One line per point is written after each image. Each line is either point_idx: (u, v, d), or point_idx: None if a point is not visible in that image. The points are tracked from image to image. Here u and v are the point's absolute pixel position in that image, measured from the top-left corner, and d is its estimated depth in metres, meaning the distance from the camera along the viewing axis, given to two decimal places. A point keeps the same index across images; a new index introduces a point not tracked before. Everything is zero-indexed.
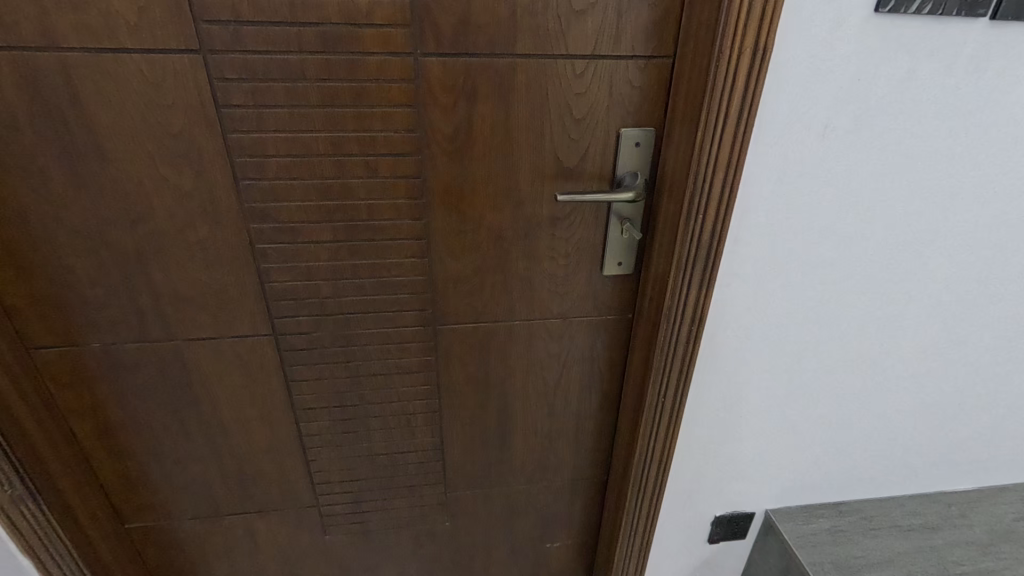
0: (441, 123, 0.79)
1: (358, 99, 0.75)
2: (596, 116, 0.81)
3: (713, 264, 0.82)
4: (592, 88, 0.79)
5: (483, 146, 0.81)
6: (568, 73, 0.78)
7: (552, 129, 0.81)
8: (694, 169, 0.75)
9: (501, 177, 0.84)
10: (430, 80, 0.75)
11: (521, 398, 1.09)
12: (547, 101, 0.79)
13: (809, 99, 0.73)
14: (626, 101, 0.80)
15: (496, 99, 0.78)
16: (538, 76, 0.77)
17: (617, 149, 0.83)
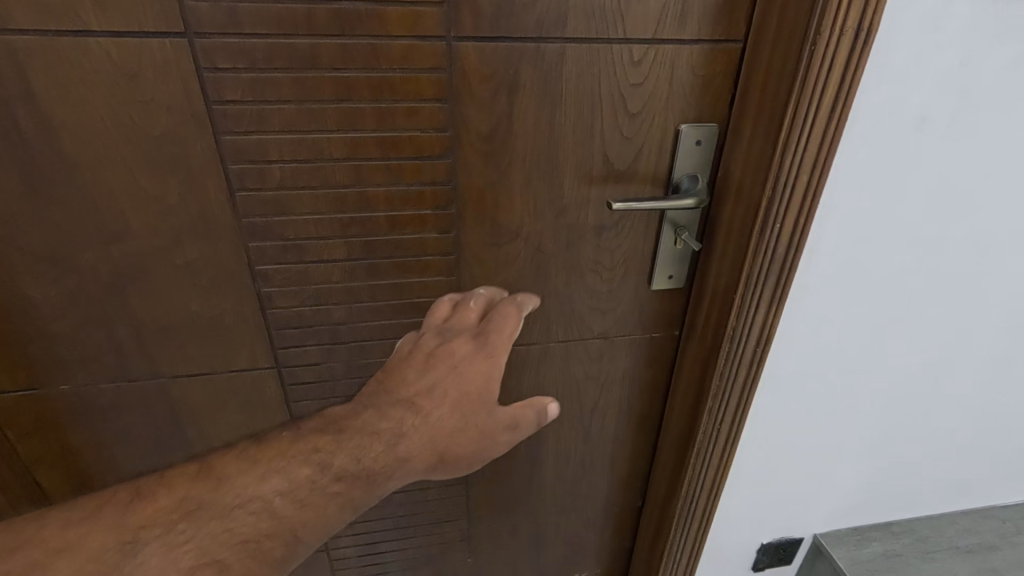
0: (477, 121, 0.67)
1: (379, 93, 0.63)
2: (653, 111, 0.70)
3: (785, 280, 0.73)
4: (651, 78, 0.68)
5: (524, 147, 0.70)
6: (625, 61, 0.66)
7: (603, 126, 0.70)
8: (774, 173, 0.65)
9: (542, 183, 0.73)
10: (465, 70, 0.64)
11: (554, 424, 0.98)
12: (598, 94, 0.68)
13: (909, 89, 0.64)
14: (688, 93, 0.69)
15: (540, 91, 0.66)
16: (590, 64, 0.66)
17: (673, 149, 0.73)
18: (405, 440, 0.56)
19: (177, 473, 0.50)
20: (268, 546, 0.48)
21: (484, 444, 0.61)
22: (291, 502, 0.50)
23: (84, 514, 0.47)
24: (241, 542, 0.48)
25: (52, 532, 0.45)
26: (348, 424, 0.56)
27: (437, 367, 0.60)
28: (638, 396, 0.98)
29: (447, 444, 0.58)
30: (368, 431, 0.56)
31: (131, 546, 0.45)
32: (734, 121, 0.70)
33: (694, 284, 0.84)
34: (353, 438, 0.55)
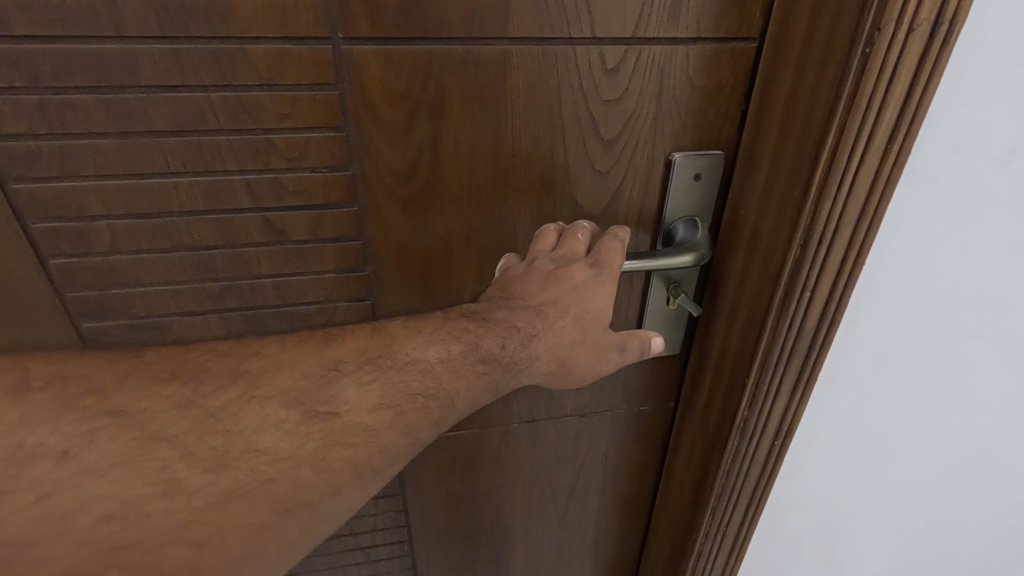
0: (389, 155, 0.48)
1: (240, 120, 0.44)
2: (636, 136, 0.51)
3: (815, 363, 0.53)
4: (631, 92, 0.49)
5: (458, 188, 0.51)
6: (596, 69, 0.47)
7: (567, 158, 0.51)
8: (803, 226, 0.45)
9: (488, 233, 0.54)
10: (364, 85, 0.44)
11: (525, 511, 0.80)
12: (559, 115, 0.49)
13: (1004, 105, 0.44)
14: (682, 111, 0.51)
15: (476, 113, 0.47)
16: (545, 74, 0.47)
17: (664, 185, 0.54)
18: (538, 340, 0.50)
19: (407, 329, 0.48)
20: (433, 406, 0.45)
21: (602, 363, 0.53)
22: (455, 364, 0.47)
23: (279, 353, 0.44)
24: (403, 398, 0.44)
25: (251, 370, 0.43)
26: (494, 313, 0.49)
27: (559, 285, 0.51)
28: (626, 476, 0.79)
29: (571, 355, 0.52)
30: (503, 325, 0.49)
31: (330, 377, 0.43)
32: (748, 149, 0.51)
33: (696, 350, 0.65)
34: (497, 319, 0.49)
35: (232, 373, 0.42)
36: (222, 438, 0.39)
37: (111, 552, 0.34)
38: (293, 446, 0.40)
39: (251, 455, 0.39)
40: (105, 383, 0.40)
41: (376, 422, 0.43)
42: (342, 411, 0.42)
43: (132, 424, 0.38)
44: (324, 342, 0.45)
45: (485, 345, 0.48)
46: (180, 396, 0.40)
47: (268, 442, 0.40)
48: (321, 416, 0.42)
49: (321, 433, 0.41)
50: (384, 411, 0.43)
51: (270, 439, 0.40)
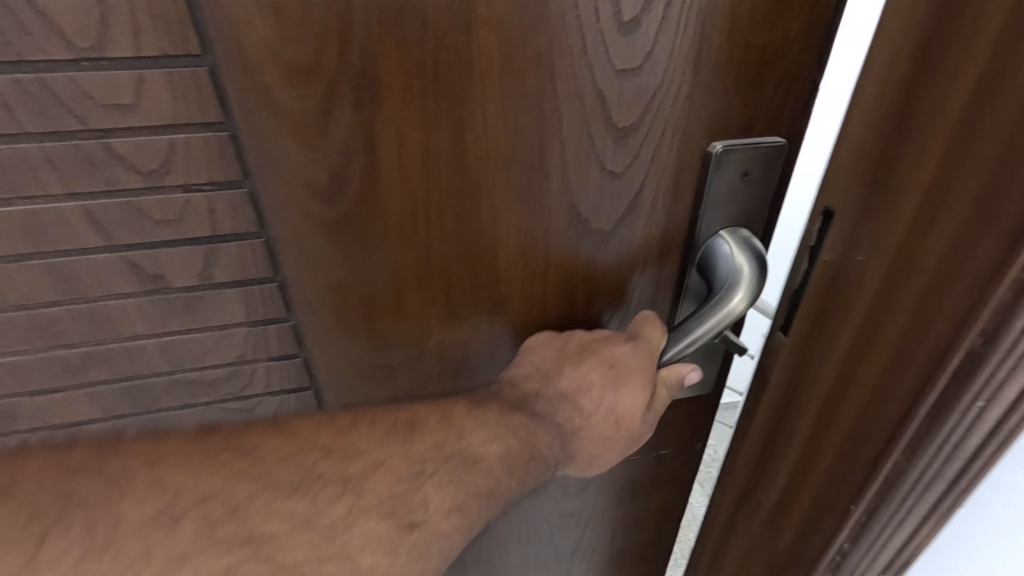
0: (297, 161, 0.32)
1: (54, 118, 0.28)
2: (660, 123, 0.36)
3: (965, 490, 0.35)
4: (655, 55, 0.33)
5: (411, 206, 0.35)
6: (607, 21, 0.31)
7: (563, 157, 0.36)
8: (994, 309, 0.28)
9: (454, 264, 0.39)
10: (247, 52, 0.28)
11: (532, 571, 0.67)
12: (551, 94, 0.33)
13: None
14: (728, 85, 0.35)
15: (424, 95, 0.31)
16: (528, 31, 0.31)
17: (698, 188, 0.39)
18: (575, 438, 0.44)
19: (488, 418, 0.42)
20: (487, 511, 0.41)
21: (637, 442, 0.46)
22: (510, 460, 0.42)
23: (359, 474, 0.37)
24: (468, 503, 0.40)
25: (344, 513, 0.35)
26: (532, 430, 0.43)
27: (589, 373, 0.43)
28: (646, 524, 0.67)
29: (595, 444, 0.45)
30: None
31: (417, 479, 0.38)
32: (873, 174, 0.30)
33: (743, 450, 0.45)
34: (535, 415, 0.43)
35: (343, 478, 0.36)
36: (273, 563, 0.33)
37: None
38: (391, 561, 0.36)
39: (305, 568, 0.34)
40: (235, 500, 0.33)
41: (446, 527, 0.39)
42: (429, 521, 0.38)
43: (258, 557, 0.32)
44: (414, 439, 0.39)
45: (532, 439, 0.43)
46: (300, 516, 0.34)
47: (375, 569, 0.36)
48: (409, 526, 0.37)
49: (407, 549, 0.37)
50: (457, 513, 0.40)
51: (370, 556, 0.36)
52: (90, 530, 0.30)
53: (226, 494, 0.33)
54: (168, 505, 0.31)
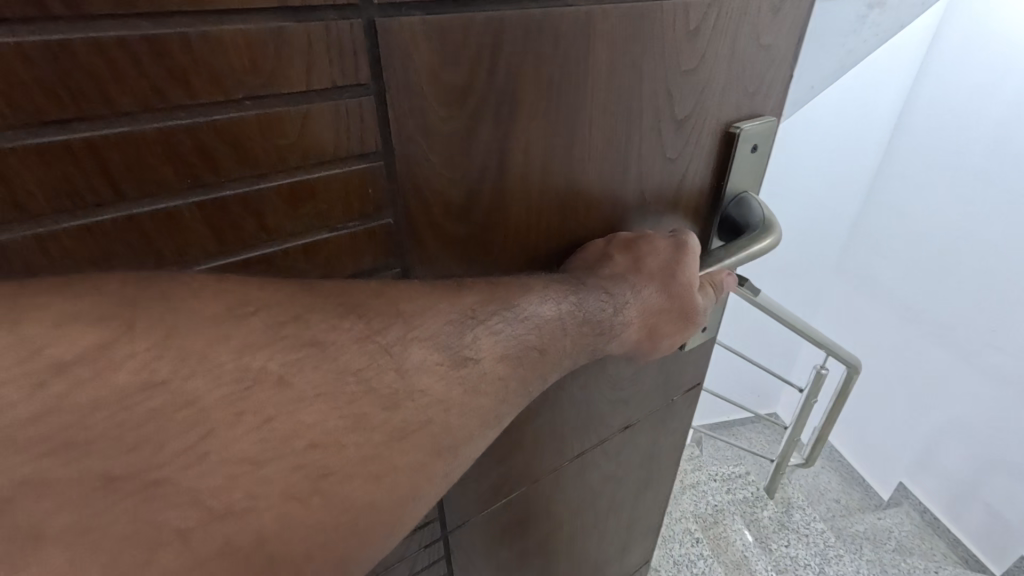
0: (439, 184, 0.35)
1: (212, 170, 0.27)
2: (707, 112, 0.42)
3: None
4: (709, 55, 0.40)
5: (518, 210, 0.39)
6: (683, 33, 0.38)
7: (640, 148, 0.41)
8: None
9: (551, 253, 0.43)
10: (408, 75, 0.30)
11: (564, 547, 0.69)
12: (637, 98, 0.39)
13: None
14: (751, 75, 0.43)
15: (550, 108, 0.36)
16: (628, 43, 0.36)
17: (722, 161, 0.46)
18: (633, 299, 0.41)
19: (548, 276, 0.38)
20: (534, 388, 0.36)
21: (686, 331, 0.45)
22: (574, 314, 0.38)
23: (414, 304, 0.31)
24: (521, 352, 0.34)
25: (395, 339, 0.29)
26: (595, 313, 0.39)
27: (645, 255, 0.42)
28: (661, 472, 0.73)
29: (650, 320, 0.43)
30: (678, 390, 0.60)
31: (464, 325, 0.32)
32: None
33: None
34: (591, 279, 0.40)
35: (394, 314, 0.29)
36: (355, 379, 0.28)
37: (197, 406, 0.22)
38: (448, 390, 0.31)
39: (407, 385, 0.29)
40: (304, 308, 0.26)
41: (501, 372, 0.33)
42: (484, 360, 0.33)
43: (329, 356, 0.27)
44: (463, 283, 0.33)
45: (584, 306, 0.39)
46: (361, 331, 0.28)
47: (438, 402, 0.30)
48: (463, 361, 0.32)
49: (462, 383, 0.31)
50: (511, 359, 0.34)
51: (433, 384, 0.30)
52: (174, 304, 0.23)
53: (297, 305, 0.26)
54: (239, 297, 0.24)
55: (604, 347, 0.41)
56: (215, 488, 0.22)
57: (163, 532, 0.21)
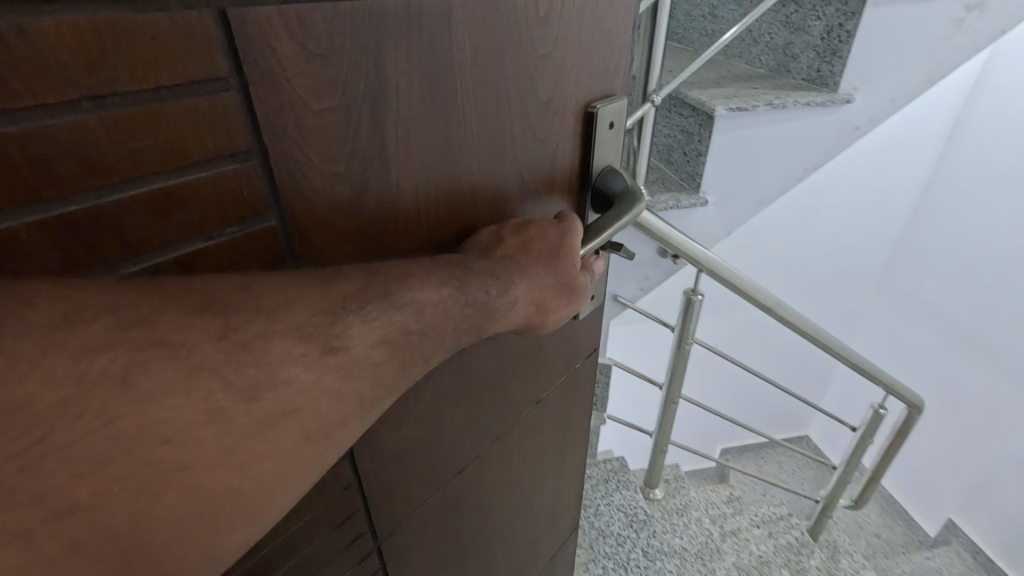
0: (319, 180, 0.38)
1: (56, 184, 0.28)
2: (567, 94, 0.49)
3: None
4: (561, 40, 0.46)
5: (404, 197, 0.43)
6: (536, 16, 0.43)
7: (513, 129, 0.47)
8: None
9: (438, 232, 0.47)
10: (271, 65, 0.33)
11: (496, 529, 0.74)
12: (503, 83, 0.44)
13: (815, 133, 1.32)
14: (598, 59, 0.50)
15: (422, 93, 0.40)
16: (488, 28, 0.41)
17: (586, 137, 0.52)
18: (519, 280, 0.45)
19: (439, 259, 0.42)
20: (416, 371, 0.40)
21: (574, 302, 0.51)
22: (451, 300, 0.40)
23: (279, 299, 0.33)
24: (397, 338, 0.38)
25: (258, 333, 0.32)
26: (487, 295, 0.43)
27: (533, 236, 0.47)
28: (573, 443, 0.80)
29: (542, 295, 0.47)
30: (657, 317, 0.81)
31: (337, 314, 0.35)
32: None
33: None
34: (474, 263, 0.43)
35: (258, 308, 0.32)
36: (225, 367, 0.30)
37: (58, 400, 0.25)
38: (315, 376, 0.34)
39: (274, 378, 0.32)
40: (167, 311, 0.29)
41: (378, 358, 0.37)
42: (355, 346, 0.36)
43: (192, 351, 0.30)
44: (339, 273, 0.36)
45: (468, 290, 0.42)
46: (227, 323, 0.31)
47: (305, 399, 0.33)
48: (332, 349, 0.34)
49: (334, 370, 0.35)
50: (388, 345, 0.37)
51: (299, 372, 0.33)
52: (36, 308, 0.26)
53: (169, 314, 0.29)
54: (103, 302, 0.28)
55: (494, 325, 0.44)
56: (82, 464, 0.26)
57: (37, 502, 0.25)
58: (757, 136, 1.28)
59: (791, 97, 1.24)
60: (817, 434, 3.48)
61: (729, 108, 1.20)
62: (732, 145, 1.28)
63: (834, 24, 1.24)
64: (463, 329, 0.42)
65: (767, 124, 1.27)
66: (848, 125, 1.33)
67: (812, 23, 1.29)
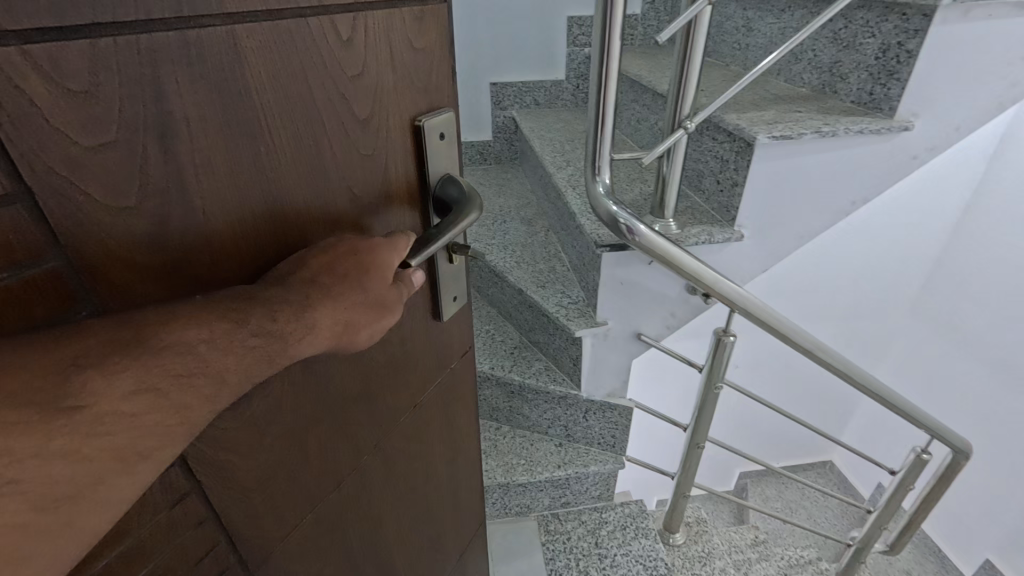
0: (107, 218, 0.39)
1: None
2: (387, 113, 0.53)
3: None
4: (371, 62, 0.49)
5: (212, 220, 0.44)
6: (334, 42, 0.46)
7: (333, 148, 0.50)
8: None
9: (262, 255, 0.48)
10: (21, 103, 0.33)
11: (388, 529, 0.82)
12: (312, 107, 0.47)
13: (868, 161, 1.42)
14: (415, 76, 0.55)
15: (219, 122, 0.42)
16: (278, 54, 0.43)
17: (417, 149, 0.58)
18: (314, 305, 0.46)
19: (215, 297, 0.41)
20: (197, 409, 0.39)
21: (387, 312, 0.54)
22: (233, 342, 0.40)
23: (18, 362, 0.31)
24: (165, 381, 0.37)
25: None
26: (284, 326, 0.44)
27: (340, 258, 0.49)
28: (460, 441, 0.89)
29: (349, 314, 0.49)
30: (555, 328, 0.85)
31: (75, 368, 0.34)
32: None
33: None
34: (265, 291, 0.44)
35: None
36: None
37: None
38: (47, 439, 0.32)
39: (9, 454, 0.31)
40: None
41: (139, 405, 0.36)
42: (96, 403, 0.34)
43: None
44: (78, 329, 0.35)
45: (258, 321, 0.42)
46: None
47: (10, 490, 0.31)
48: (68, 408, 0.33)
49: (70, 429, 0.33)
50: (153, 392, 0.37)
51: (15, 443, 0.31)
52: None
53: None
54: None
55: (293, 352, 0.45)
56: None
57: None
58: (800, 163, 1.39)
59: (840, 124, 1.34)
60: (841, 463, 3.36)
61: (772, 136, 1.30)
62: (775, 170, 1.38)
63: (892, 42, 1.31)
64: (252, 366, 0.42)
65: (816, 151, 1.38)
66: (908, 153, 1.42)
67: (866, 41, 1.37)
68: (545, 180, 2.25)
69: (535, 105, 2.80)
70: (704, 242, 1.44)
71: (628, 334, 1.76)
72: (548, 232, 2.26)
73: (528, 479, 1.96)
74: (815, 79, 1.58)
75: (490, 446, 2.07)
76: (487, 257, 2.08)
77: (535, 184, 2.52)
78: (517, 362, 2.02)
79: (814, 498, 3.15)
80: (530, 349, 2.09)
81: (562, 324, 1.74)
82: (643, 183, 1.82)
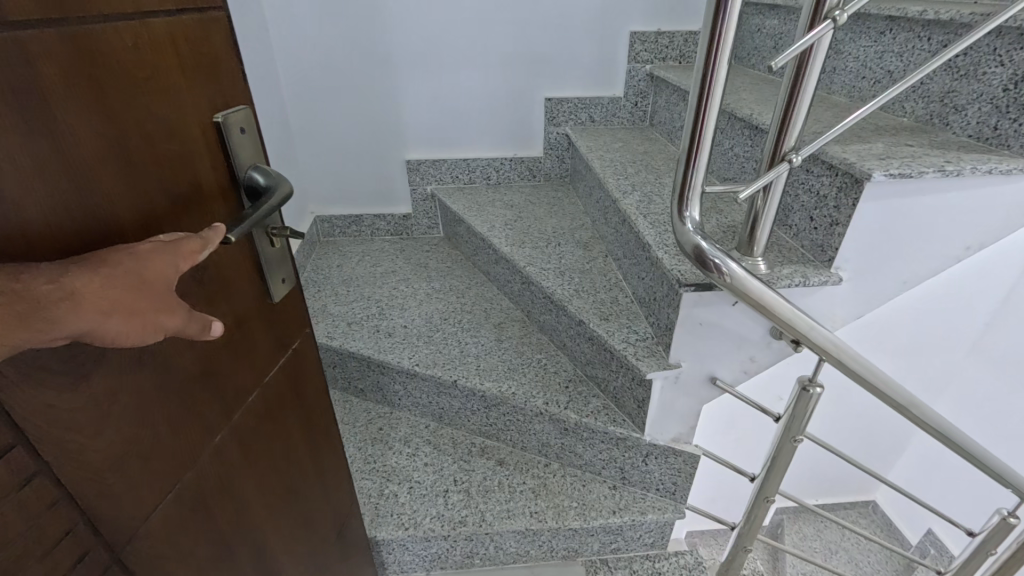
0: None
1: None
2: (186, 111, 0.63)
3: None
4: (161, 66, 0.59)
5: (25, 217, 0.46)
6: (124, 47, 0.55)
7: (140, 142, 0.57)
8: None
9: (76, 245, 0.51)
10: None
11: (257, 504, 0.85)
12: (112, 104, 0.54)
13: (988, 204, 1.29)
14: (207, 79, 0.66)
15: (18, 117, 0.45)
16: (70, 58, 0.49)
17: (222, 145, 0.69)
18: (76, 276, 0.46)
19: None
20: None
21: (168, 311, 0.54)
22: None
23: None
24: None
25: None
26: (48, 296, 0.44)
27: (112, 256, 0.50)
28: (309, 400, 0.99)
29: (122, 296, 0.50)
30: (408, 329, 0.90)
31: None
32: None
33: None
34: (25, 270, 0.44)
35: None
36: None
37: None
38: None
39: None
40: None
41: None
42: None
43: None
44: None
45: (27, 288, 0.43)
46: None
47: None
48: None
49: None
50: None
51: None
52: None
53: None
54: None
55: (55, 316, 0.45)
56: None
57: None
58: (917, 203, 1.26)
59: (965, 163, 1.21)
60: (886, 502, 3.22)
61: (888, 174, 1.18)
62: (885, 211, 1.27)
63: None
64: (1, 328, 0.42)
65: (931, 193, 1.25)
66: None
67: (994, 70, 1.25)
68: (606, 204, 2.23)
69: (592, 121, 2.86)
70: (798, 283, 1.33)
71: (704, 377, 1.65)
72: (606, 257, 2.22)
73: (582, 524, 1.82)
74: (921, 109, 1.46)
75: (540, 485, 1.94)
76: (545, 284, 2.05)
77: (591, 207, 2.51)
78: (573, 398, 1.89)
79: (855, 540, 2.99)
80: (586, 383, 1.96)
81: (630, 363, 1.64)
82: (722, 215, 1.77)
